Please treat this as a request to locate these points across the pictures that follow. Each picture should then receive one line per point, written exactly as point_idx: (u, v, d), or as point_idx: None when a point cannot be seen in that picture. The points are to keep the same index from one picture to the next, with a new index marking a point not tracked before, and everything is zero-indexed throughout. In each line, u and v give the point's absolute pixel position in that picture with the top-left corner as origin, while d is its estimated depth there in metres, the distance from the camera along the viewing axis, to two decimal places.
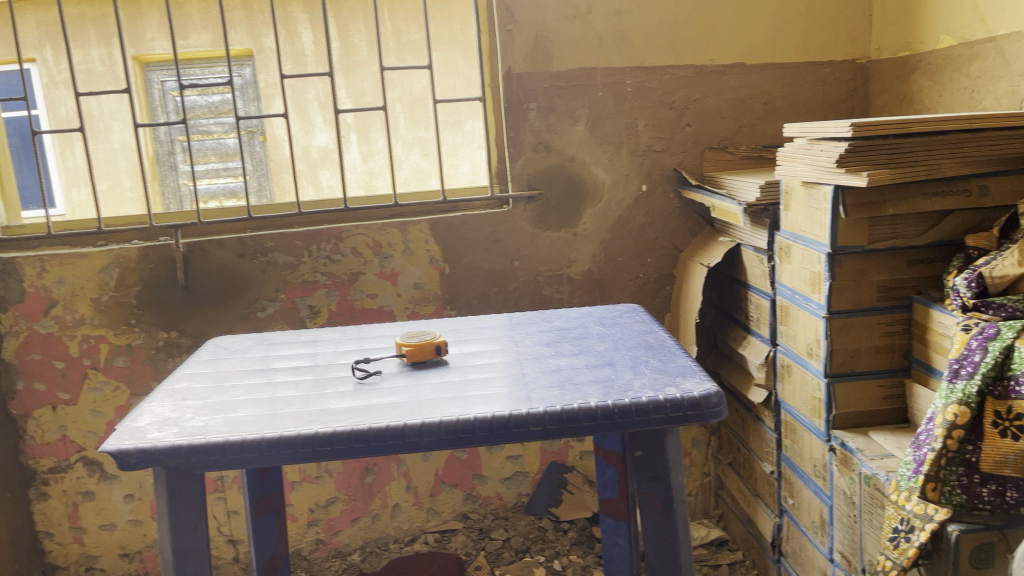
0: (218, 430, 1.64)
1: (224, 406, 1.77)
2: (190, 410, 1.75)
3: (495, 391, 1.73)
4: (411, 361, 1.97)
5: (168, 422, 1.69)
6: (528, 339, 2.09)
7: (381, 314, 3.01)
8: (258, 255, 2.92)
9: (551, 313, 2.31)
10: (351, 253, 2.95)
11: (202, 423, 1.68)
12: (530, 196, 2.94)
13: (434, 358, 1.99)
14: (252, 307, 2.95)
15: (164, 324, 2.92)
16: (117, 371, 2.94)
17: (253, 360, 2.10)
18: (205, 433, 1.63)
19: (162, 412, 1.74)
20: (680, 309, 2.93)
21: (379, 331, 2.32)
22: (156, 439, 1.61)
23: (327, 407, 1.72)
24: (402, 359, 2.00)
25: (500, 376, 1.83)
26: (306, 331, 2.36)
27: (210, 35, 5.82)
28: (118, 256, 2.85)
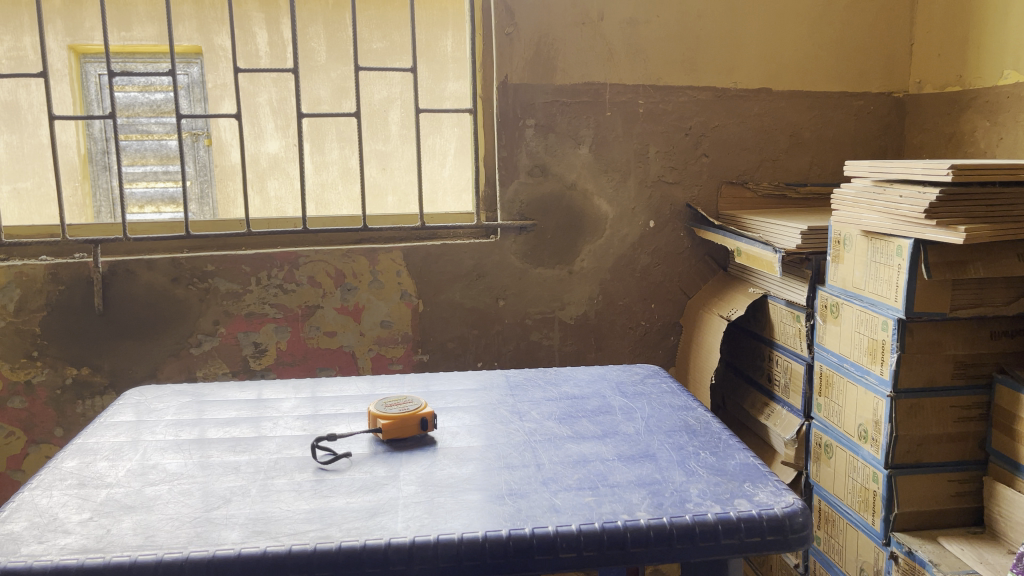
0: (124, 542, 1.17)
1: (136, 499, 1.30)
2: (87, 507, 1.28)
3: (505, 493, 1.31)
4: (388, 438, 1.53)
5: (55, 526, 1.22)
6: (535, 411, 1.67)
7: (339, 355, 2.55)
8: (196, 280, 2.44)
9: (556, 375, 1.90)
10: (308, 283, 2.50)
11: (102, 528, 1.21)
12: (522, 226, 2.54)
13: (418, 435, 1.55)
14: (185, 342, 2.46)
15: (75, 358, 2.41)
16: (12, 414, 2.41)
17: (178, 424, 1.62)
18: (105, 547, 1.16)
19: (48, 508, 1.27)
20: (691, 366, 2.56)
21: (346, 388, 1.86)
22: (32, 556, 1.14)
23: (280, 509, 1.27)
24: (375, 434, 1.56)
25: (508, 467, 1.41)
26: (251, 385, 1.88)
27: None
28: (20, 274, 2.34)
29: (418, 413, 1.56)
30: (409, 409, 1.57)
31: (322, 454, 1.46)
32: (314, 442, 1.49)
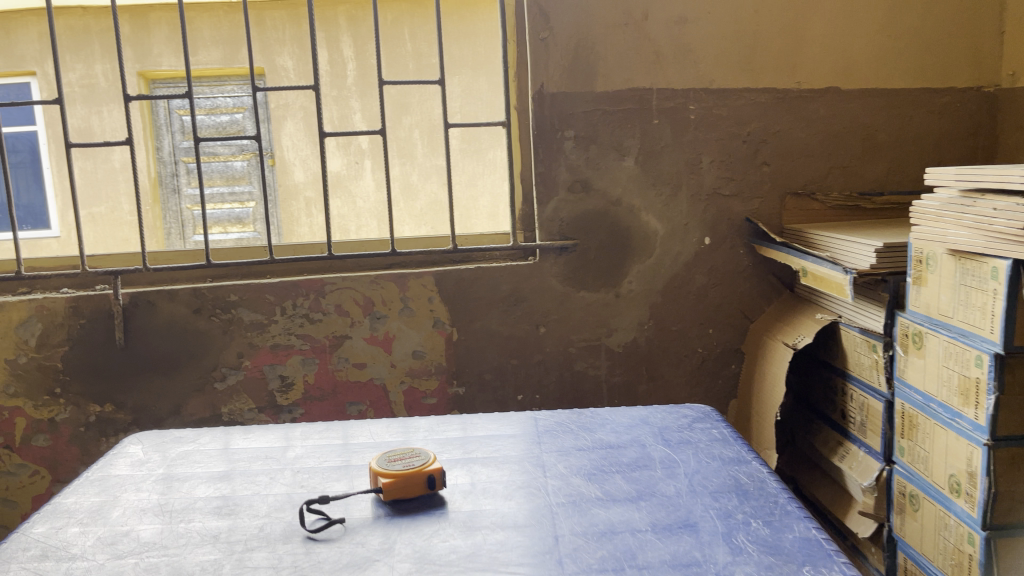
0: None
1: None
2: None
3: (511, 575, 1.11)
4: (391, 499, 1.34)
5: None
6: (562, 466, 1.46)
7: (370, 389, 2.39)
8: (219, 310, 2.32)
9: (591, 419, 1.68)
10: (335, 311, 2.35)
11: None
12: (562, 246, 2.33)
13: (424, 495, 1.37)
14: (209, 376, 2.34)
15: (98, 394, 2.32)
16: (36, 453, 2.32)
17: (167, 481, 1.47)
18: None
19: None
20: (754, 398, 2.30)
21: (360, 433, 1.69)
22: None
23: None
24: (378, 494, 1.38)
25: (522, 540, 1.20)
26: (258, 430, 1.73)
27: (222, 52, 5.26)
28: (41, 308, 2.26)
29: (425, 470, 1.37)
30: (415, 465, 1.38)
31: (311, 518, 1.30)
32: (305, 505, 1.32)
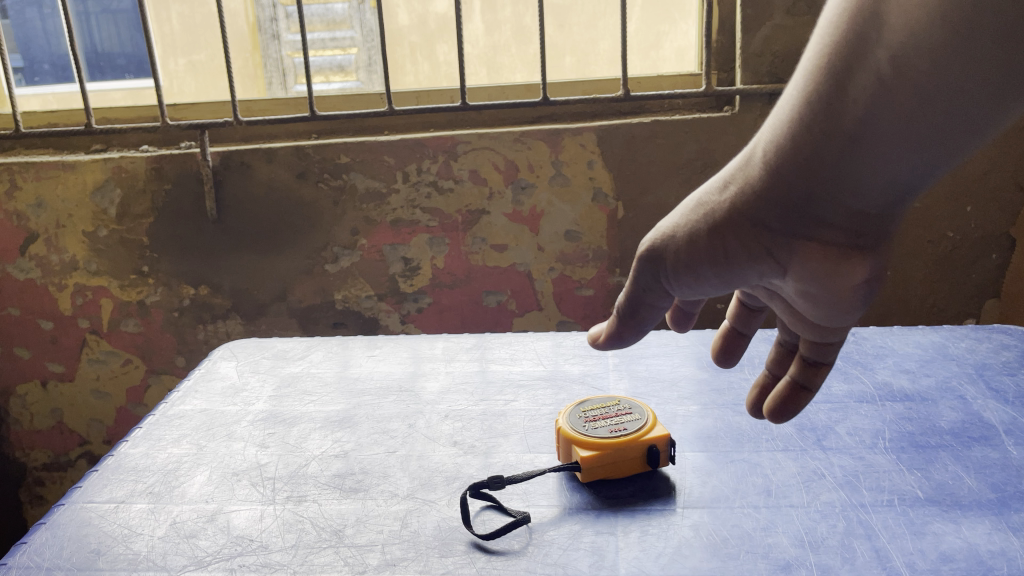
0: None
1: None
2: None
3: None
4: (589, 481, 0.90)
5: None
6: (843, 433, 0.96)
7: (511, 276, 1.93)
8: (329, 176, 1.86)
9: (859, 350, 1.17)
10: (470, 179, 1.85)
11: None
12: (772, 93, 1.74)
13: (638, 475, 0.91)
14: (319, 257, 1.93)
15: (190, 275, 1.95)
16: (128, 339, 2.01)
17: (267, 425, 1.07)
18: None
19: None
20: None
21: (524, 358, 1.24)
22: None
23: None
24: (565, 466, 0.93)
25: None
26: (386, 346, 1.31)
27: None
28: (119, 169, 1.86)
29: (643, 441, 0.90)
30: (626, 430, 0.91)
31: (477, 495, 0.87)
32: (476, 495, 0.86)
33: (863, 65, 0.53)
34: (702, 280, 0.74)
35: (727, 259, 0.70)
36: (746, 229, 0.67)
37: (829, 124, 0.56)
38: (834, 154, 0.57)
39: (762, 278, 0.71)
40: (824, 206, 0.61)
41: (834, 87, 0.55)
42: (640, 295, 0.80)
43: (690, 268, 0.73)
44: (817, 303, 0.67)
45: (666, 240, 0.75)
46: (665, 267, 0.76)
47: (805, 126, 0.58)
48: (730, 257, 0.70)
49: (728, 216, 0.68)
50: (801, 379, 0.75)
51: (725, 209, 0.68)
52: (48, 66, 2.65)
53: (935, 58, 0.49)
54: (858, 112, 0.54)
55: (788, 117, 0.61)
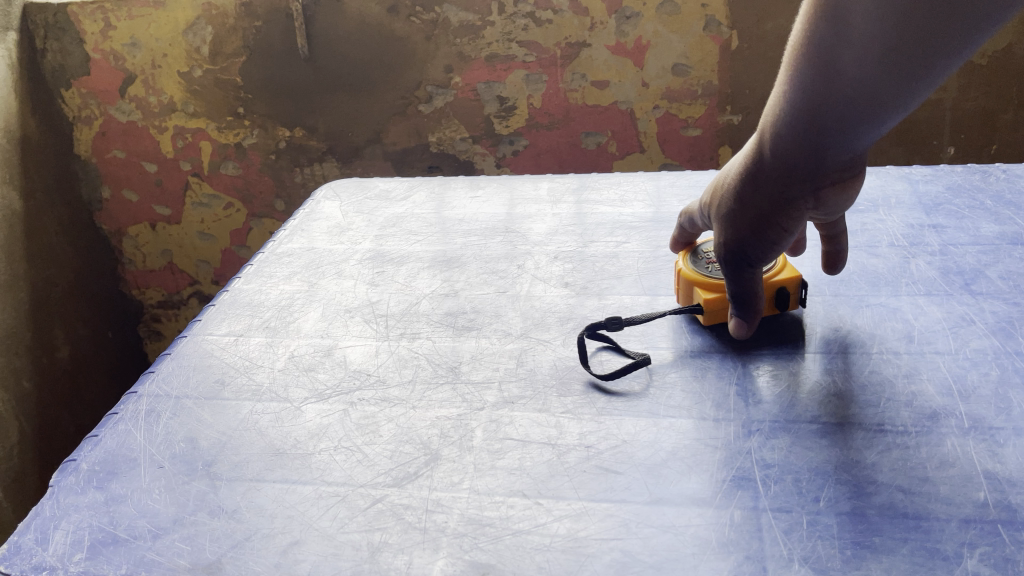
0: (226, 540, 0.63)
1: (279, 430, 0.76)
2: (201, 437, 0.75)
3: (986, 506, 0.60)
4: (713, 323, 0.86)
5: (134, 478, 0.71)
6: (994, 277, 0.88)
7: (613, 115, 1.83)
8: (421, 7, 1.76)
9: (1013, 189, 1.05)
10: (570, 8, 1.72)
11: (202, 497, 0.68)
12: None
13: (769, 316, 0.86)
14: (412, 97, 1.87)
15: (285, 117, 1.92)
16: (228, 183, 2.03)
17: (376, 264, 1.06)
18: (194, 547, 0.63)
19: (141, 439, 0.76)
20: None
21: (634, 200, 1.18)
22: (65, 552, 0.63)
23: (508, 484, 0.67)
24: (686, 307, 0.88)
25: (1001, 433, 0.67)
26: (489, 188, 1.26)
27: None
28: (208, 5, 1.80)
29: (769, 285, 0.84)
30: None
31: (595, 336, 0.84)
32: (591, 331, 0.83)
33: (843, 41, 0.56)
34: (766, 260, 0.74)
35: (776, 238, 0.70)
36: (786, 204, 0.68)
37: (829, 109, 0.60)
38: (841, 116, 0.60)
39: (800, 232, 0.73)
40: (843, 156, 0.64)
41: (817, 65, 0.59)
42: (740, 292, 0.75)
43: (755, 263, 0.72)
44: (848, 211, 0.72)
45: (722, 240, 0.74)
46: (742, 267, 0.73)
47: (807, 105, 0.61)
48: (783, 231, 0.70)
49: (764, 202, 0.69)
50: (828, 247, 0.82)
51: (755, 195, 0.69)
52: None
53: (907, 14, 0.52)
54: (852, 80, 0.58)
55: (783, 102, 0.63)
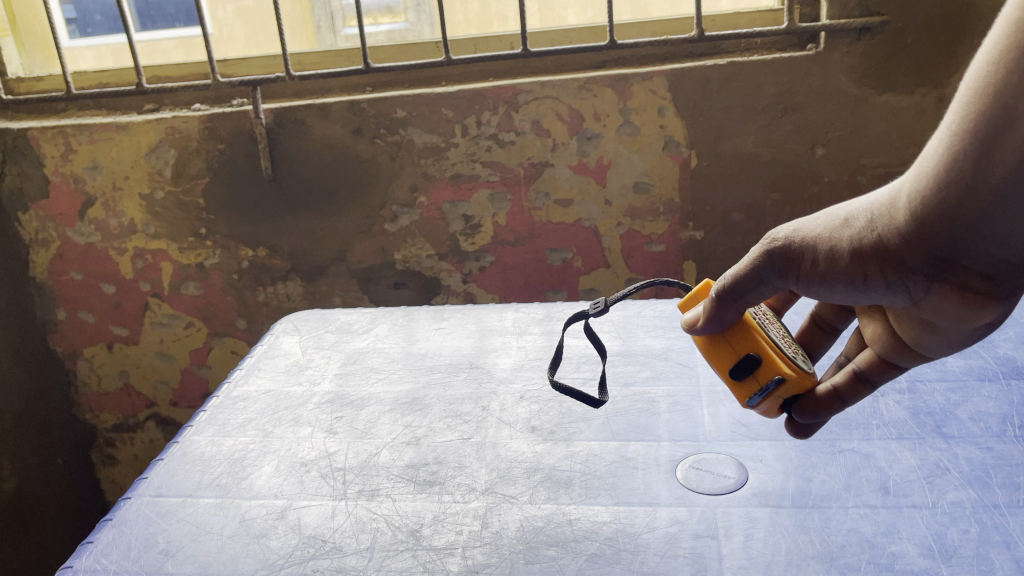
0: None
1: None
2: None
3: None
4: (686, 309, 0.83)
5: None
6: (965, 418, 0.86)
7: (577, 232, 1.84)
8: (385, 131, 1.78)
9: None
10: (532, 130, 1.75)
11: None
12: (863, 26, 1.59)
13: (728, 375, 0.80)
14: (377, 216, 1.87)
15: (248, 236, 1.91)
16: (189, 303, 1.99)
17: (335, 407, 1.02)
18: None
19: None
20: None
21: (601, 331, 1.16)
22: None
23: None
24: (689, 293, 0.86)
25: None
26: (453, 317, 1.25)
27: None
28: (172, 130, 1.81)
29: (759, 345, 0.77)
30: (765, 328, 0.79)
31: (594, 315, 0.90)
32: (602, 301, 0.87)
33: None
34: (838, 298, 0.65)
35: (858, 285, 0.62)
36: (891, 257, 0.58)
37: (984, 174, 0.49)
38: (996, 200, 0.49)
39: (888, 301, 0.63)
40: (979, 255, 0.53)
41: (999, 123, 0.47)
42: (762, 286, 0.70)
43: (821, 286, 0.65)
44: (947, 330, 0.62)
45: (807, 252, 0.65)
46: (800, 280, 0.66)
47: (961, 172, 0.50)
48: (872, 278, 0.60)
49: (871, 243, 0.59)
50: (843, 392, 0.75)
51: (865, 238, 0.59)
52: (101, 15, 3.07)
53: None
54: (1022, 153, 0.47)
55: (941, 149, 0.51)
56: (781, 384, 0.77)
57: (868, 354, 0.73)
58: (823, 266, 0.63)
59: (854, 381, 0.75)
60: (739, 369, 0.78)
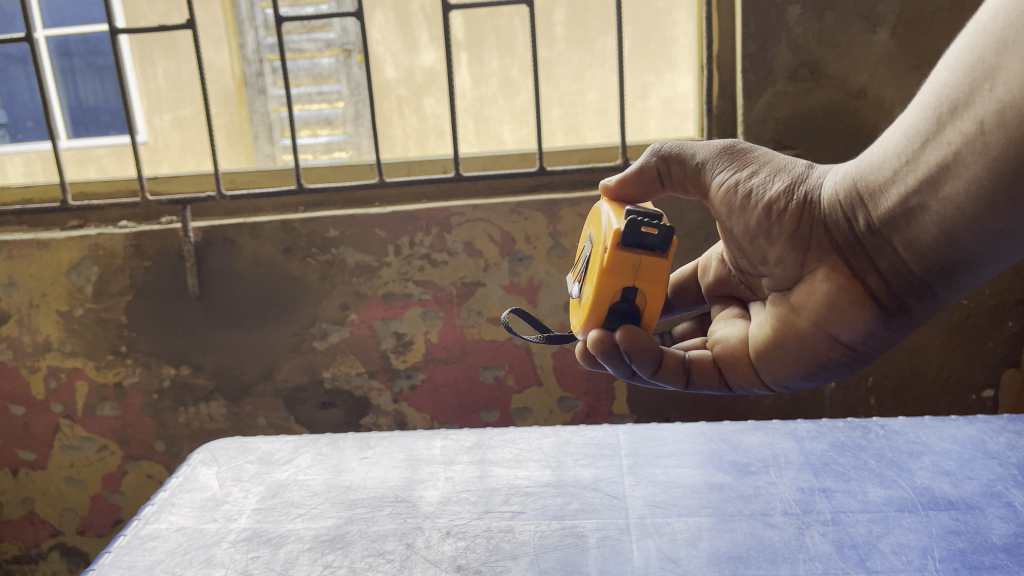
0: None
1: None
2: None
3: None
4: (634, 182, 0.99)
5: None
6: (887, 551, 0.87)
7: (510, 350, 1.84)
8: (318, 250, 1.78)
9: (893, 447, 1.09)
10: (465, 251, 1.78)
11: None
12: None
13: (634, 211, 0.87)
14: (306, 333, 1.84)
15: (170, 354, 1.85)
16: (104, 424, 1.90)
17: (251, 546, 0.97)
18: None
19: None
20: None
21: (531, 459, 1.15)
22: None
23: None
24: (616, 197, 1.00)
25: None
26: (379, 446, 1.22)
27: None
28: (95, 247, 1.77)
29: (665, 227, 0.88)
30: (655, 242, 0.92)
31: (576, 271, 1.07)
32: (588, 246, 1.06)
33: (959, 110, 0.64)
34: (752, 224, 0.90)
35: (778, 218, 0.87)
36: (824, 204, 0.83)
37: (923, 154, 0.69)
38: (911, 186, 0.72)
39: (785, 254, 0.88)
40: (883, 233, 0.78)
41: (941, 117, 0.66)
42: (703, 180, 0.96)
43: (745, 204, 0.90)
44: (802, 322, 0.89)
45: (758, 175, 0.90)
46: (731, 194, 0.91)
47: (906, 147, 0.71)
48: (793, 216, 0.86)
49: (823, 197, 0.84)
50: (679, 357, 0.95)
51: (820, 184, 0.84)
52: (31, 122, 3.03)
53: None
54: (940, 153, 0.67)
55: (902, 125, 0.72)
56: (656, 247, 0.85)
57: (705, 355, 0.98)
58: (753, 187, 0.89)
59: (682, 365, 0.96)
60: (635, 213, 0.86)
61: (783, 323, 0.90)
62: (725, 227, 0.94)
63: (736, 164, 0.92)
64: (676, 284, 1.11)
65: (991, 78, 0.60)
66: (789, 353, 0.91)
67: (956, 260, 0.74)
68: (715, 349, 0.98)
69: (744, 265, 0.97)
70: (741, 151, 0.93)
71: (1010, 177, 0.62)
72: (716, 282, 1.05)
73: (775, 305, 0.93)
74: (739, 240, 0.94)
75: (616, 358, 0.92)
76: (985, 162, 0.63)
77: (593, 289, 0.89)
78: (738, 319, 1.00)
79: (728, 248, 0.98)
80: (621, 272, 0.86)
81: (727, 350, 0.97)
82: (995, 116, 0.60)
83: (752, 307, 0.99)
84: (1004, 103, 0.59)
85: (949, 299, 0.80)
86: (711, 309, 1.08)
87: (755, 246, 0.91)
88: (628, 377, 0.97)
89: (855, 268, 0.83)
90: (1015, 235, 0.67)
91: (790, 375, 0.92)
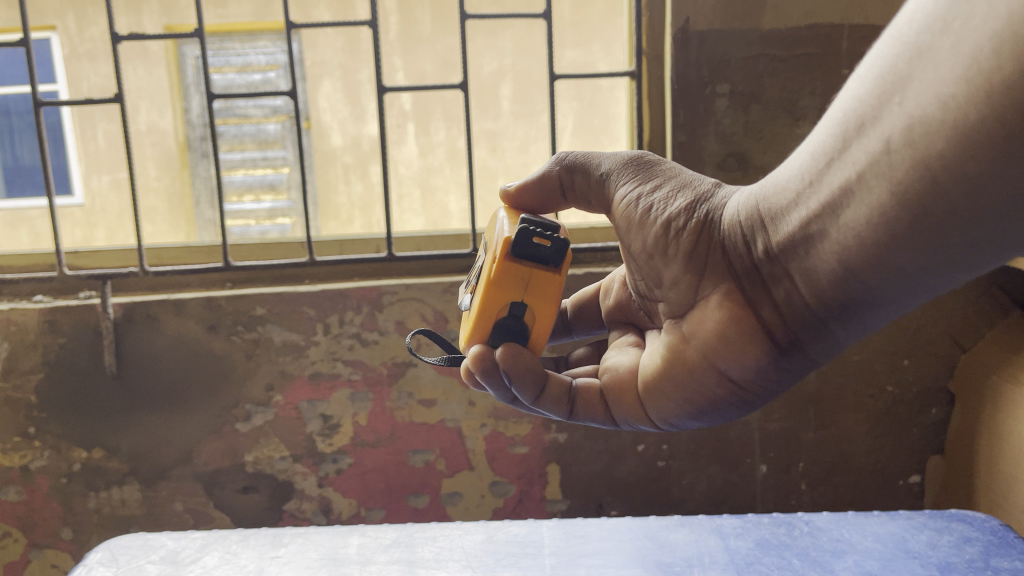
0: None
1: None
2: None
3: None
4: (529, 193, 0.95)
5: None
6: None
7: (440, 433, 1.79)
8: (244, 328, 1.73)
9: (817, 545, 1.08)
10: (396, 330, 1.75)
11: None
12: None
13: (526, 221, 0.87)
14: (228, 415, 1.77)
15: (82, 435, 1.76)
16: (7, 510, 1.78)
17: None
18: None
19: None
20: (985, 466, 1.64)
21: (451, 560, 1.10)
22: None
23: None
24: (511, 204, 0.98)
25: None
26: (292, 544, 1.16)
27: None
28: (8, 323, 1.69)
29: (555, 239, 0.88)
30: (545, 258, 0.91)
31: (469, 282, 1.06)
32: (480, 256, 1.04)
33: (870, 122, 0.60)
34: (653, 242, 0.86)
35: (679, 236, 0.83)
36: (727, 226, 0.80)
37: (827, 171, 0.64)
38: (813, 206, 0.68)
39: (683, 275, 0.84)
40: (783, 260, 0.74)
41: (849, 133, 0.61)
42: (606, 194, 0.92)
43: (646, 220, 0.86)
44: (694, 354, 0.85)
45: (663, 191, 0.86)
46: (634, 210, 0.88)
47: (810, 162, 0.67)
48: (695, 235, 0.82)
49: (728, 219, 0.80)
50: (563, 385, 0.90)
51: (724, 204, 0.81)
52: None
53: (930, 173, 0.55)
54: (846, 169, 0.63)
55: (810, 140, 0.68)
56: (545, 261, 0.85)
57: (592, 383, 0.92)
58: (657, 201, 0.86)
59: (567, 394, 0.90)
60: (530, 223, 0.86)
61: (673, 352, 0.85)
62: (624, 243, 0.91)
63: (641, 178, 0.88)
64: (577, 305, 1.08)
65: (902, 90, 0.56)
66: (674, 387, 0.86)
67: (852, 297, 0.70)
68: (604, 378, 0.93)
69: (642, 287, 0.93)
70: (648, 164, 0.90)
71: (912, 208, 0.57)
72: (616, 306, 1.02)
73: (667, 333, 0.87)
74: (637, 260, 0.90)
75: (497, 379, 0.89)
76: (888, 187, 0.58)
77: (478, 301, 0.87)
78: (631, 347, 0.95)
79: (629, 269, 0.94)
80: (509, 282, 0.86)
81: (616, 378, 0.91)
82: (904, 134, 0.55)
83: (647, 334, 0.94)
84: (913, 119, 0.54)
85: (842, 341, 0.77)
86: (609, 334, 1.03)
87: (652, 265, 0.88)
88: (511, 401, 0.93)
89: (749, 297, 0.79)
90: (914, 275, 0.63)
91: (676, 412, 0.88)
